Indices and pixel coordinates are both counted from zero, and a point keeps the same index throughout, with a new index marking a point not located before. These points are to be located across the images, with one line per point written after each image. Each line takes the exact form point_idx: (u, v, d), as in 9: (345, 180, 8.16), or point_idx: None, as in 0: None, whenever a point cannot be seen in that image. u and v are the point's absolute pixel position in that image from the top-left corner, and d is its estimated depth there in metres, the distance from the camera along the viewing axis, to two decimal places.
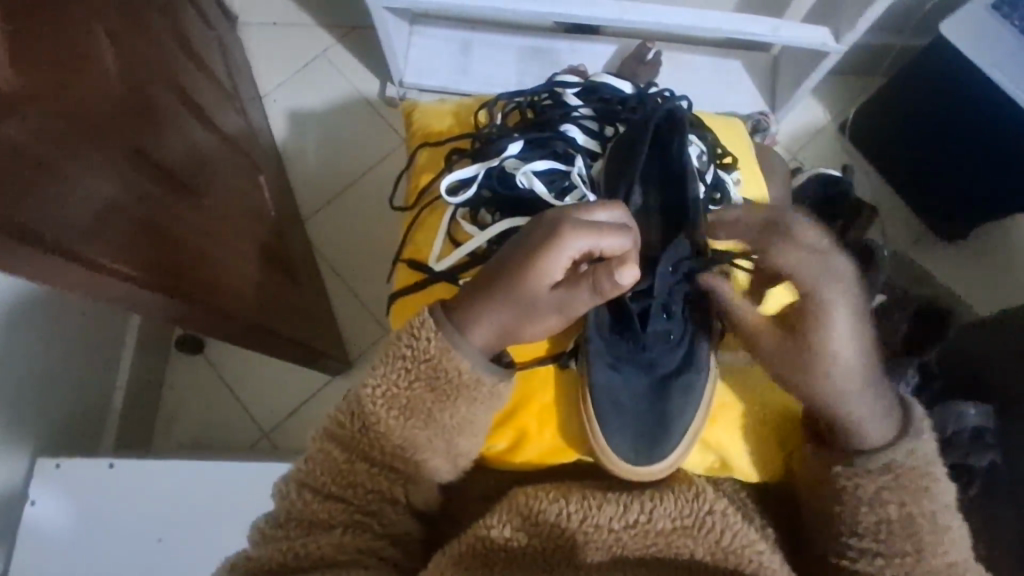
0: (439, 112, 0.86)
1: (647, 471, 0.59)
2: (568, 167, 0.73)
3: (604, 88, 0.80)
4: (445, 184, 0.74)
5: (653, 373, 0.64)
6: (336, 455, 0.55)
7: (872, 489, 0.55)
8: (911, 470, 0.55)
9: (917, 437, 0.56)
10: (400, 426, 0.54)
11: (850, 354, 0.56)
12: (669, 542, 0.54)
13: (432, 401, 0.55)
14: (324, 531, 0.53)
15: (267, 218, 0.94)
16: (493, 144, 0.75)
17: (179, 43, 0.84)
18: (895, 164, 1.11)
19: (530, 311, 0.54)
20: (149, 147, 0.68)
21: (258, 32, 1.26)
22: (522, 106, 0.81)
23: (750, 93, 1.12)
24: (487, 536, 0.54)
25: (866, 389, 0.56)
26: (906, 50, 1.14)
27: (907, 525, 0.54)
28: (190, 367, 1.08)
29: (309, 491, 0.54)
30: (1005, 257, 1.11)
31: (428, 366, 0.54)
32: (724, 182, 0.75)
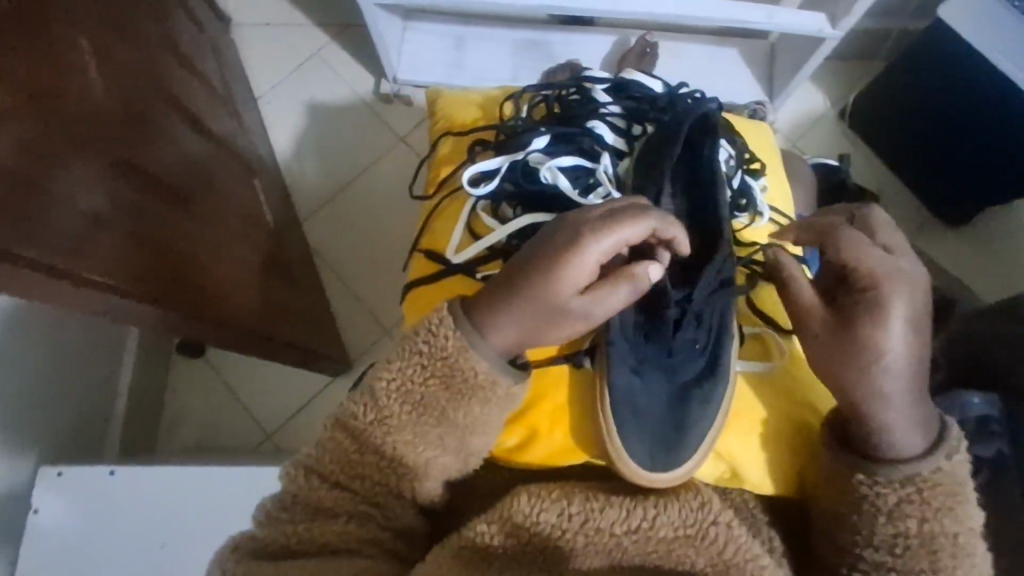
0: (464, 102, 0.85)
1: (659, 479, 0.57)
2: (593, 163, 0.73)
3: (635, 85, 0.78)
4: (467, 174, 0.73)
5: (675, 380, 0.63)
6: (343, 442, 0.53)
7: (892, 498, 0.53)
8: (936, 488, 0.52)
9: (945, 457, 0.53)
10: (412, 421, 0.53)
11: (899, 356, 0.53)
12: (670, 550, 0.53)
13: (446, 399, 0.53)
14: (325, 520, 0.52)
15: (262, 221, 0.93)
16: (518, 138, 0.74)
17: (169, 47, 0.83)
18: (897, 149, 1.10)
19: (554, 314, 0.53)
20: (138, 156, 0.68)
21: (251, 32, 1.25)
22: (549, 99, 0.79)
23: (747, 81, 1.11)
24: (482, 535, 0.53)
25: (909, 397, 0.53)
26: (905, 34, 1.13)
27: (927, 543, 0.51)
28: (192, 371, 1.08)
29: (318, 478, 0.53)
30: (1008, 242, 1.10)
31: (444, 364, 0.52)
32: (750, 188, 0.75)
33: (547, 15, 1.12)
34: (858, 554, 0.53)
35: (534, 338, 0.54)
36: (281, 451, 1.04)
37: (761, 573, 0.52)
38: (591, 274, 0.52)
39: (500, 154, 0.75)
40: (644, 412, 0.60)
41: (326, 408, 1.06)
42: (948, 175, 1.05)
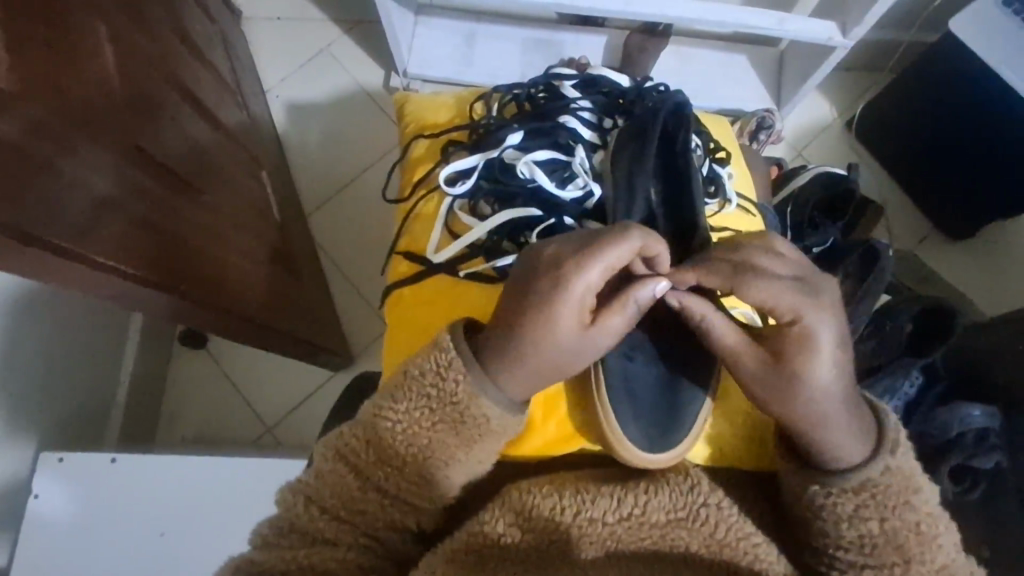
0: (433, 104, 0.84)
1: (658, 458, 0.57)
2: (568, 157, 0.73)
3: (602, 80, 0.80)
4: (443, 174, 0.74)
5: (661, 365, 0.64)
6: (346, 477, 0.51)
7: (849, 506, 0.51)
8: (889, 490, 0.51)
9: (891, 454, 0.52)
10: (420, 462, 0.52)
11: (825, 379, 0.51)
12: (664, 534, 0.52)
13: (455, 443, 0.53)
14: (326, 548, 0.49)
15: (268, 213, 0.93)
16: (493, 135, 0.75)
17: (181, 36, 0.83)
18: (902, 162, 1.11)
19: (561, 351, 0.53)
20: (150, 145, 0.68)
21: (260, 25, 1.25)
22: (519, 98, 0.80)
23: (754, 87, 1.11)
24: (480, 532, 0.52)
25: (842, 424, 0.51)
26: (915, 44, 1.13)
27: (891, 537, 0.50)
28: (192, 362, 1.08)
29: (317, 508, 0.51)
30: (1009, 257, 1.10)
31: (452, 408, 0.52)
32: (718, 175, 0.75)
33: (557, 14, 1.13)
34: (832, 555, 0.53)
35: (546, 376, 0.54)
36: (281, 445, 1.04)
37: (755, 551, 0.52)
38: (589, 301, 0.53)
39: (476, 152, 0.76)
40: (638, 397, 0.61)
41: (328, 402, 1.06)
42: (953, 189, 1.05)
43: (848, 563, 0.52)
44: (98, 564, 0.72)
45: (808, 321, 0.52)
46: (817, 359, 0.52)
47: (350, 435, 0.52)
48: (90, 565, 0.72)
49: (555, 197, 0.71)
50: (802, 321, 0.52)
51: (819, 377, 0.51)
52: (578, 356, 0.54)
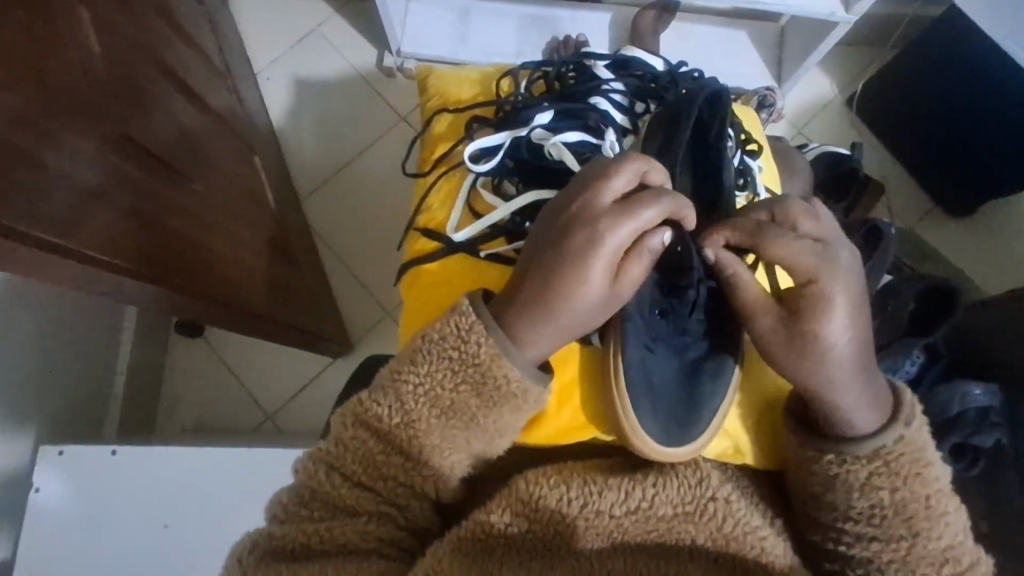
0: (456, 78, 0.82)
1: (674, 454, 0.56)
2: (598, 140, 0.69)
3: (636, 63, 0.77)
4: (467, 151, 0.70)
5: (684, 358, 0.62)
6: (368, 442, 0.51)
7: (861, 473, 0.52)
8: (902, 458, 0.51)
9: (906, 424, 0.52)
10: (440, 426, 0.52)
11: (845, 340, 0.52)
12: (670, 528, 0.52)
13: (477, 405, 0.52)
14: (348, 519, 0.50)
15: (262, 200, 0.92)
16: (520, 113, 0.71)
17: (167, 19, 0.80)
18: (903, 139, 1.10)
19: (581, 307, 0.53)
20: (138, 133, 0.66)
21: (250, 6, 1.22)
22: (548, 76, 0.77)
23: (754, 63, 1.09)
24: (486, 521, 0.52)
25: (856, 382, 0.52)
26: (917, 19, 1.11)
27: (901, 510, 0.51)
28: (191, 351, 1.07)
29: (339, 475, 0.51)
30: (1012, 233, 1.10)
31: (474, 370, 0.51)
32: (750, 168, 0.70)
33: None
34: (840, 528, 0.52)
35: (563, 334, 0.54)
36: (282, 433, 1.04)
37: (761, 544, 0.51)
38: (614, 259, 0.52)
39: (502, 130, 0.72)
40: (657, 389, 0.59)
41: (328, 389, 1.05)
42: (952, 166, 1.05)
43: (854, 536, 0.52)
44: (101, 556, 0.72)
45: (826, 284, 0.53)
46: (836, 321, 0.52)
47: (367, 402, 0.52)
48: (91, 558, 0.71)
49: None
50: (818, 281, 0.53)
51: (837, 341, 0.52)
52: (595, 312, 0.54)
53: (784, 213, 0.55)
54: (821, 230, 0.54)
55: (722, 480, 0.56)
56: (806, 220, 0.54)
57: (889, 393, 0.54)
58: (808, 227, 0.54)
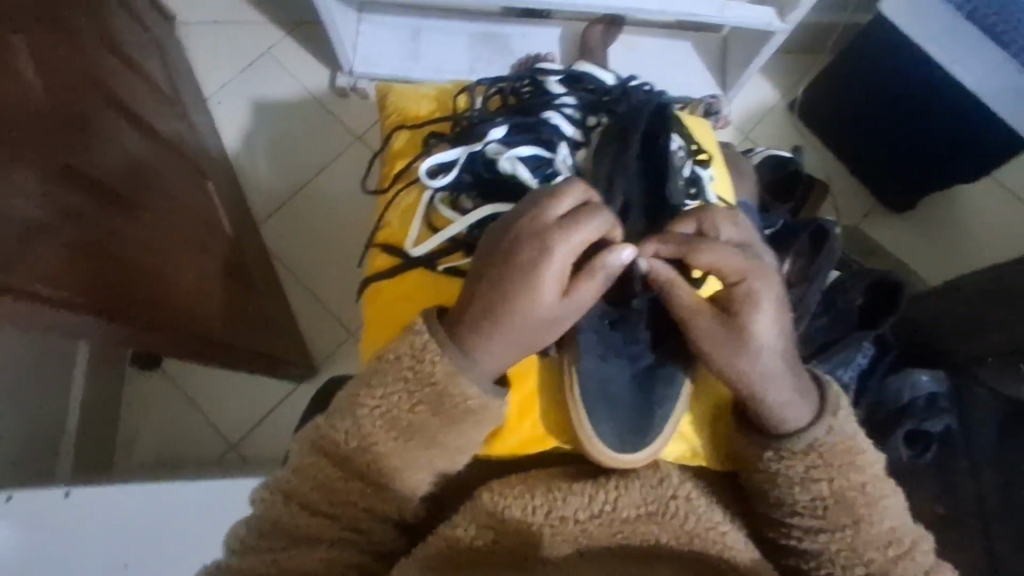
0: (416, 94, 0.82)
1: (632, 459, 0.56)
2: (551, 153, 0.70)
3: (588, 77, 0.78)
4: (424, 166, 0.70)
5: (637, 366, 0.62)
6: (328, 468, 0.51)
7: (800, 468, 0.54)
8: (834, 448, 0.54)
9: (833, 415, 0.55)
10: (400, 449, 0.52)
11: (774, 337, 0.54)
12: (634, 529, 0.52)
13: (436, 425, 0.52)
14: (309, 547, 0.50)
15: (216, 225, 0.91)
16: (475, 128, 0.71)
17: (110, 47, 0.79)
18: (843, 141, 1.14)
19: (538, 322, 0.53)
20: (83, 164, 0.65)
21: (199, 31, 1.21)
22: (504, 91, 0.77)
23: (700, 73, 1.13)
24: (450, 537, 0.52)
25: (788, 379, 0.55)
26: (849, 27, 1.17)
27: (840, 499, 0.54)
28: (148, 383, 1.04)
29: (297, 504, 0.51)
30: (950, 225, 1.15)
31: (430, 389, 0.52)
32: (700, 178, 0.72)
33: (501, 8, 1.12)
34: (790, 523, 0.55)
35: (522, 351, 0.54)
36: (247, 462, 1.01)
37: (723, 540, 0.53)
38: (563, 273, 0.52)
39: (457, 146, 0.72)
40: (614, 398, 0.59)
41: (293, 414, 1.04)
42: (890, 165, 1.10)
43: (802, 530, 0.55)
44: None
45: (754, 285, 0.55)
46: (764, 319, 0.54)
47: (321, 429, 0.52)
48: None
49: None
50: (749, 281, 0.55)
51: (764, 340, 0.54)
52: (552, 326, 0.54)
53: (713, 222, 0.58)
54: (740, 237, 0.58)
55: (684, 480, 0.57)
56: (727, 227, 0.58)
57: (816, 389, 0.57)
58: (729, 233, 0.58)
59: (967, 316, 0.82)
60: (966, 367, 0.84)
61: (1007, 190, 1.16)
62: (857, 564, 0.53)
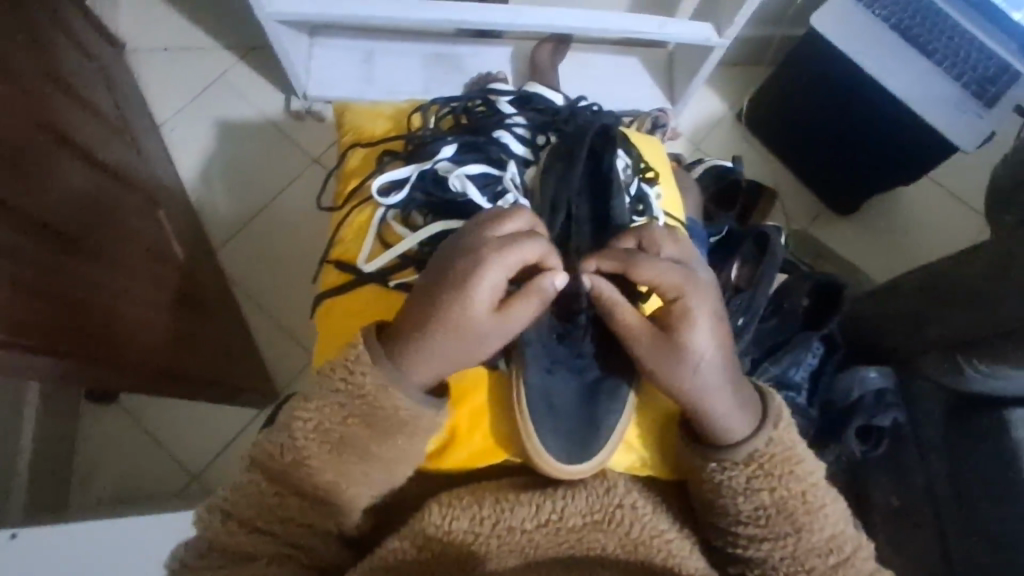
0: (371, 113, 0.82)
1: (577, 469, 0.57)
2: (500, 171, 0.71)
3: (538, 98, 0.79)
4: (376, 184, 0.70)
5: (585, 378, 0.63)
6: (262, 484, 0.53)
7: (742, 478, 0.55)
8: (774, 458, 0.55)
9: (774, 426, 0.56)
10: (333, 462, 0.53)
11: (712, 351, 0.56)
12: (581, 537, 0.54)
13: (368, 436, 0.53)
14: (244, 565, 0.51)
15: (169, 254, 0.90)
16: (426, 147, 0.72)
17: (54, 80, 0.79)
18: (788, 148, 1.18)
19: (469, 336, 0.53)
20: (29, 206, 0.64)
21: (151, 58, 1.20)
22: (456, 111, 0.78)
23: (648, 86, 1.16)
24: (394, 554, 0.52)
25: (727, 391, 0.55)
26: (788, 39, 1.21)
27: (782, 508, 0.55)
28: (104, 417, 1.02)
29: (235, 523, 0.53)
30: (894, 226, 1.20)
31: (362, 402, 0.53)
32: (647, 195, 0.74)
33: (451, 29, 1.14)
34: (735, 532, 0.57)
35: (451, 366, 0.54)
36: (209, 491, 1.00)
37: (668, 546, 0.55)
38: (498, 289, 0.53)
39: (411, 163, 0.72)
40: (561, 408, 0.60)
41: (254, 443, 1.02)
42: (833, 170, 1.14)
43: (747, 538, 0.56)
44: None
45: (689, 300, 0.57)
46: (700, 333, 0.56)
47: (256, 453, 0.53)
48: None
49: None
50: (684, 297, 0.57)
51: (701, 353, 0.55)
52: (483, 343, 0.54)
53: (654, 240, 0.60)
54: (681, 254, 0.60)
55: (630, 486, 0.59)
56: (669, 244, 0.60)
57: (758, 401, 0.58)
58: (669, 251, 0.60)
59: (907, 313, 0.85)
60: (910, 362, 0.88)
61: (945, 191, 1.21)
62: (799, 570, 0.55)
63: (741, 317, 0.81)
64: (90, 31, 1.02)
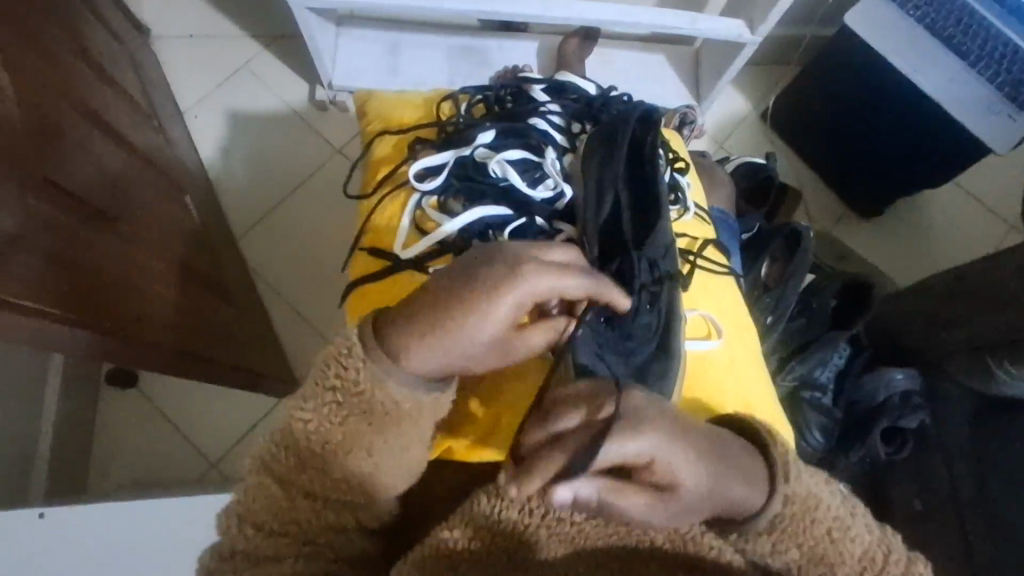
0: (399, 101, 0.81)
1: None
2: (539, 158, 0.71)
3: (570, 87, 0.79)
4: (412, 170, 0.70)
5: (631, 363, 0.60)
6: (272, 487, 0.49)
7: (767, 542, 0.50)
8: (790, 519, 0.50)
9: (784, 483, 0.50)
10: (341, 459, 0.49)
11: (697, 473, 0.45)
12: (631, 530, 0.52)
13: (371, 434, 0.48)
14: (269, 566, 0.49)
15: (193, 240, 0.90)
16: (463, 133, 0.72)
17: (83, 61, 0.79)
18: (813, 149, 1.18)
19: (472, 343, 0.45)
20: (56, 178, 0.64)
21: (176, 45, 1.20)
22: (488, 100, 0.78)
23: (674, 83, 1.16)
24: (440, 545, 0.52)
25: (732, 485, 0.47)
26: (815, 40, 1.21)
27: (813, 553, 0.51)
28: (125, 403, 1.02)
29: (251, 527, 0.49)
30: (919, 231, 1.19)
31: (358, 400, 0.47)
32: (680, 184, 0.74)
33: (479, 21, 1.14)
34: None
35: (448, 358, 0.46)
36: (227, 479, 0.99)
37: (719, 541, 0.52)
38: (524, 313, 0.46)
39: (446, 150, 0.72)
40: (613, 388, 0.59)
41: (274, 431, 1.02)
42: (860, 172, 1.13)
43: None
44: None
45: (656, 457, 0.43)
46: (679, 471, 0.45)
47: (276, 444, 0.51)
48: None
49: (526, 197, 0.67)
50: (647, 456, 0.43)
51: (692, 484, 0.45)
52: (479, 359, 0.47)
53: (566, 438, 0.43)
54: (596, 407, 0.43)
55: None
56: (578, 417, 0.43)
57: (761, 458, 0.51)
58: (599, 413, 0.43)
59: (932, 315, 0.85)
60: (937, 364, 0.87)
61: (972, 197, 1.21)
62: None
63: (770, 315, 0.82)
64: (118, 14, 1.02)
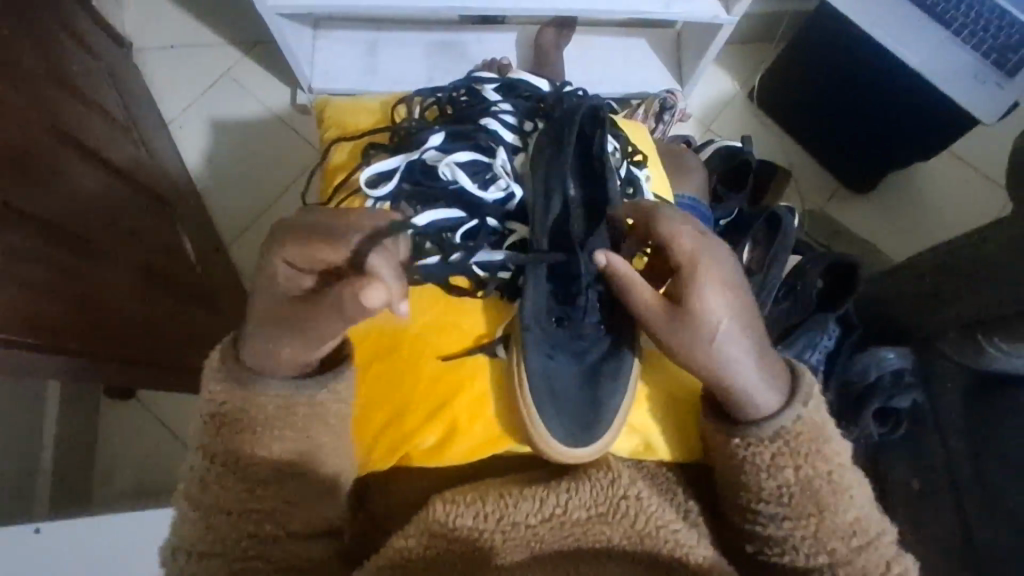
0: (354, 107, 0.81)
1: (578, 453, 0.61)
2: (490, 159, 0.70)
3: (523, 84, 0.76)
4: (363, 177, 0.69)
5: (584, 361, 0.66)
6: (190, 513, 0.55)
7: (767, 454, 0.57)
8: (799, 437, 0.57)
9: (803, 404, 0.58)
10: (239, 473, 0.55)
11: (733, 329, 0.57)
12: (586, 530, 0.58)
13: (252, 431, 0.55)
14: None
15: (181, 253, 0.91)
16: (414, 136, 0.72)
17: (62, 83, 0.79)
18: (799, 126, 1.16)
19: (271, 323, 0.53)
20: (36, 204, 0.64)
21: (156, 57, 1.21)
22: (441, 101, 0.77)
23: (653, 68, 1.14)
24: (404, 550, 0.55)
25: (753, 357, 0.57)
26: (799, 15, 1.18)
27: (805, 487, 0.57)
28: (124, 413, 1.04)
29: (185, 553, 0.55)
30: (914, 203, 1.17)
31: (223, 414, 0.55)
32: (636, 176, 0.73)
33: (457, 15, 1.13)
34: (757, 510, 0.59)
35: (266, 344, 0.53)
36: None
37: (674, 536, 0.58)
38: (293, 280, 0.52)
39: (398, 155, 0.72)
40: (560, 392, 0.64)
41: None
42: (850, 148, 1.11)
43: (768, 517, 0.58)
44: None
45: (701, 275, 0.57)
46: (717, 306, 0.57)
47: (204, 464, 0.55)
48: None
49: (476, 199, 0.68)
50: (693, 270, 0.57)
51: (717, 319, 0.57)
52: (281, 333, 0.53)
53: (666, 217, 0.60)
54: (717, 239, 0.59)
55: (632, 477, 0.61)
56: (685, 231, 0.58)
57: (790, 377, 0.60)
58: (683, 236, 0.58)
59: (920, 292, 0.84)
60: (928, 342, 0.86)
61: (973, 169, 1.18)
62: (820, 551, 0.57)
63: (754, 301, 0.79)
64: (97, 31, 1.02)
